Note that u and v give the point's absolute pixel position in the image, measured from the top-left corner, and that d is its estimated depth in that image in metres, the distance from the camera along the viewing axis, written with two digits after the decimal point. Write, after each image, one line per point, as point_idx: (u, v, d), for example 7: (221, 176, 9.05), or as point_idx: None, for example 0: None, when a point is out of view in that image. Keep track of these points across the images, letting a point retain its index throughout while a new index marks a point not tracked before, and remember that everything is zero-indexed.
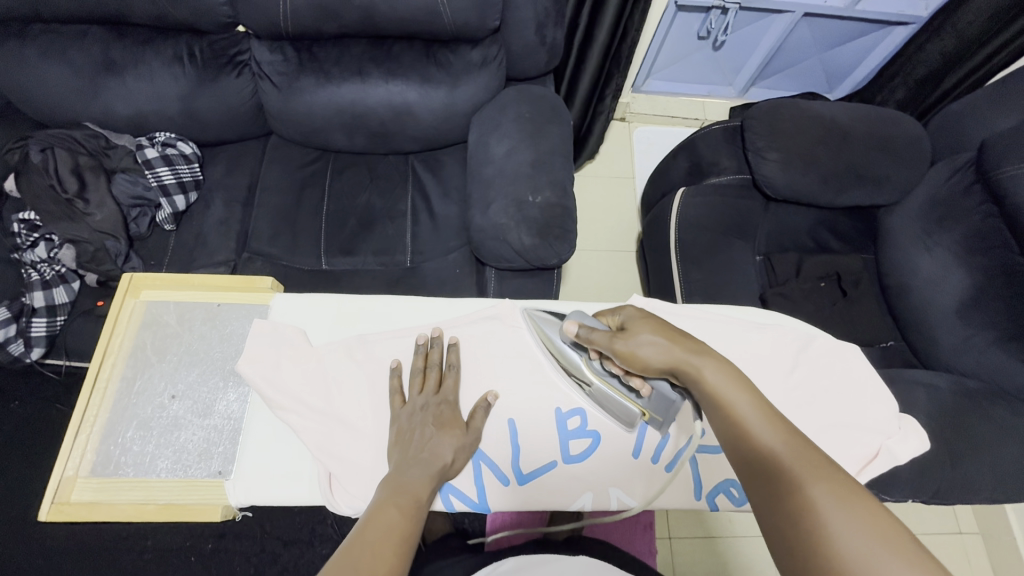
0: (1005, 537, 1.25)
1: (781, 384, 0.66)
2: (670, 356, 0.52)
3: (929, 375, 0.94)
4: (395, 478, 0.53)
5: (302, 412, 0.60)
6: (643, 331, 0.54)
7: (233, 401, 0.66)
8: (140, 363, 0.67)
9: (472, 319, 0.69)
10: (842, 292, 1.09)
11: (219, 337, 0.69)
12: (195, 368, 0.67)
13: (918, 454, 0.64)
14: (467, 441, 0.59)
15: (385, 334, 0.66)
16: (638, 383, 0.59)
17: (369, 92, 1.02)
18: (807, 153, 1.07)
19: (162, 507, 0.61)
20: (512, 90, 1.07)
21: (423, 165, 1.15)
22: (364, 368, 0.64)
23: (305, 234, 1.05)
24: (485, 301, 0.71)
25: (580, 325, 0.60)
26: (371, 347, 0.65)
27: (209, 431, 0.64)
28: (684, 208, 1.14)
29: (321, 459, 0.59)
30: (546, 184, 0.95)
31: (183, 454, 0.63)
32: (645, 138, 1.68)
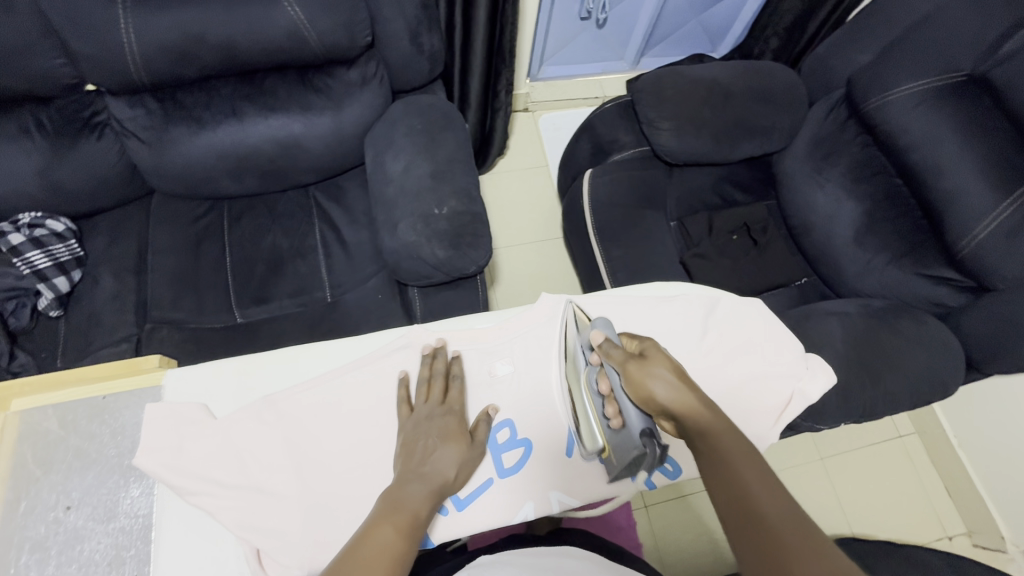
0: (938, 431, 1.36)
1: (696, 353, 0.68)
2: (681, 398, 0.57)
3: (841, 303, 1.01)
4: (395, 491, 0.54)
5: (214, 492, 0.56)
6: (660, 367, 0.58)
7: (138, 496, 0.61)
8: (25, 480, 0.61)
9: (385, 354, 0.66)
10: (753, 241, 1.15)
11: (111, 432, 0.63)
12: (90, 471, 0.62)
13: (829, 389, 0.68)
14: (469, 457, 0.60)
15: (294, 390, 0.62)
16: (611, 410, 0.62)
17: (248, 131, 0.97)
18: (694, 117, 1.11)
19: None
20: (400, 103, 1.04)
21: (325, 195, 1.11)
22: (277, 430, 0.60)
23: (211, 291, 1.00)
24: (393, 332, 0.68)
25: (606, 338, 0.63)
26: (280, 407, 0.61)
27: (116, 535, 0.60)
28: (593, 189, 1.15)
29: (244, 536, 0.56)
30: (449, 193, 0.93)
31: (91, 567, 0.58)
32: (552, 124, 1.69)
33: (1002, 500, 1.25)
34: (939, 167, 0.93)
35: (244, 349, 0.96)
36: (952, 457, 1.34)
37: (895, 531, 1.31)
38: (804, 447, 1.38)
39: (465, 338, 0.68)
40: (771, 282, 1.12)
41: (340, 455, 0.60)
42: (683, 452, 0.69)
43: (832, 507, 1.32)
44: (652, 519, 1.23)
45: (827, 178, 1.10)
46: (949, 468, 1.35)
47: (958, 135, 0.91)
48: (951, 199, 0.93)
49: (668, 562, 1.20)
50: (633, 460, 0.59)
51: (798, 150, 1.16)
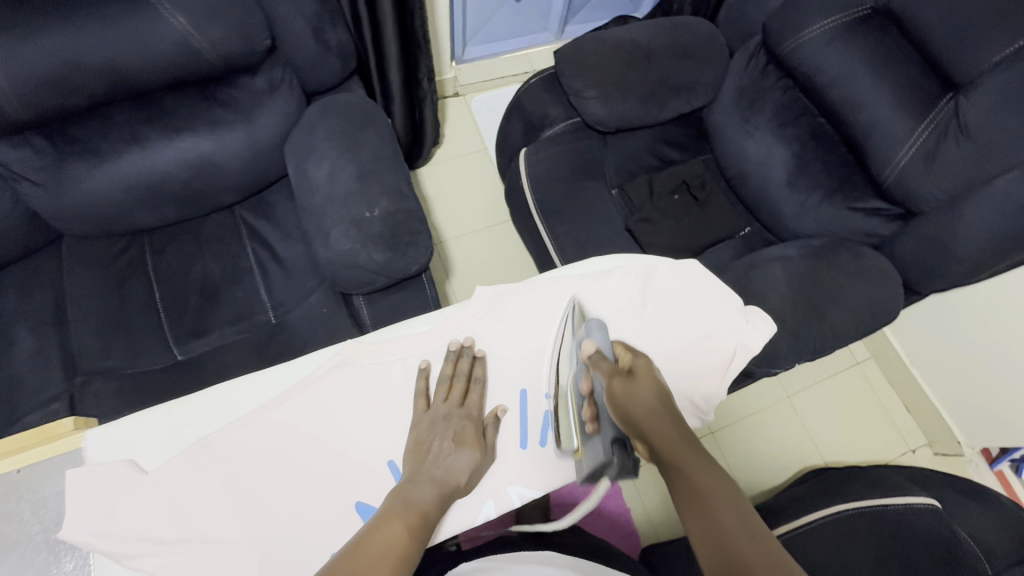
0: (890, 353, 1.42)
1: (637, 324, 0.68)
2: (661, 418, 0.58)
3: (784, 247, 1.02)
4: (406, 489, 0.55)
5: (157, 551, 0.53)
6: (645, 388, 0.59)
7: (74, 568, 0.58)
8: None
9: (319, 376, 0.61)
10: (694, 198, 1.16)
11: (33, 508, 0.59)
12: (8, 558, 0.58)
13: (768, 337, 0.70)
14: (480, 463, 0.61)
15: (228, 430, 0.58)
16: (588, 414, 0.60)
17: (155, 158, 0.91)
18: (620, 82, 1.09)
19: None
20: (316, 106, 0.99)
21: (252, 213, 1.05)
22: (214, 475, 0.56)
23: (144, 331, 0.94)
24: (325, 350, 0.63)
25: (598, 351, 0.61)
26: (217, 450, 0.57)
27: None
28: (529, 168, 1.14)
29: None
30: (379, 194, 0.90)
31: None
32: (485, 106, 1.65)
33: (955, 408, 1.32)
34: (856, 101, 0.96)
35: (189, 386, 0.91)
36: (906, 375, 1.40)
37: (862, 453, 1.37)
38: (770, 389, 1.43)
39: (398, 345, 0.64)
40: (715, 236, 1.13)
41: (285, 489, 0.57)
42: None
43: (803, 441, 1.38)
44: (636, 483, 1.26)
45: (756, 125, 1.10)
46: (905, 387, 1.41)
47: (869, 68, 0.93)
48: (872, 130, 0.95)
49: (657, 521, 1.23)
50: (600, 467, 0.59)
51: (725, 101, 1.16)
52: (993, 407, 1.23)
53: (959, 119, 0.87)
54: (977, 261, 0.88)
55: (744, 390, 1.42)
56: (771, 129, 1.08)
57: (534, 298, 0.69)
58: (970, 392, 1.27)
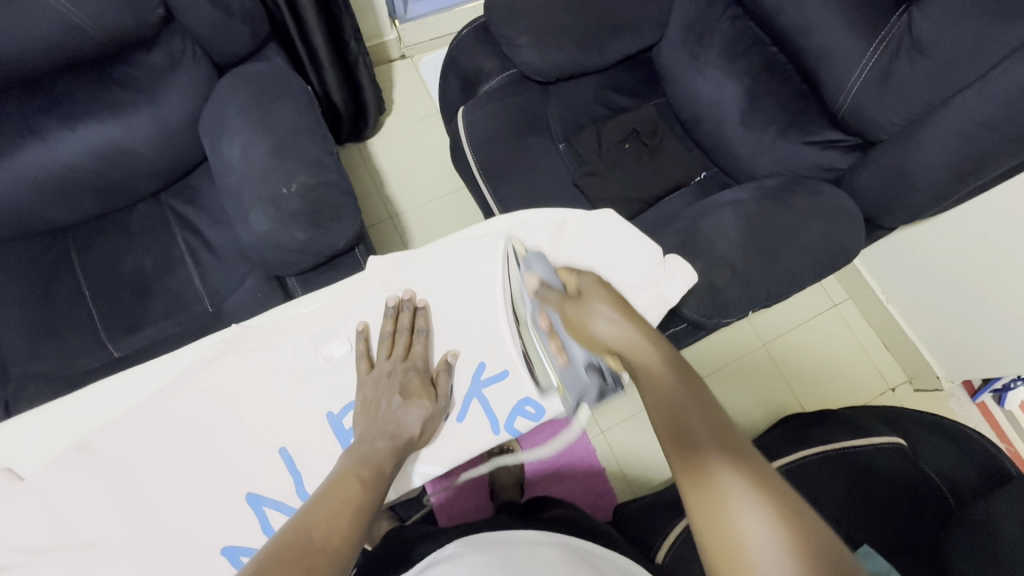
0: (867, 292, 1.38)
1: None
2: (623, 332, 0.56)
3: (736, 191, 0.96)
4: (359, 446, 0.55)
5: (35, 559, 0.51)
6: (599, 305, 0.58)
7: None
8: None
9: (200, 367, 0.58)
10: (645, 145, 1.09)
11: None
12: None
13: (685, 290, 0.68)
14: (435, 412, 0.60)
15: (106, 430, 0.55)
16: (555, 347, 0.61)
17: (58, 149, 0.86)
18: (554, 25, 1.02)
19: None
20: (227, 79, 0.93)
21: (179, 199, 1.00)
22: (93, 478, 0.54)
23: (74, 330, 0.91)
24: (210, 338, 0.60)
25: (541, 282, 0.61)
26: (97, 451, 0.55)
27: None
28: (468, 129, 1.07)
29: None
30: (296, 168, 0.84)
31: None
32: (433, 67, 1.57)
33: (930, 343, 1.29)
34: (806, 24, 0.88)
35: None
36: (884, 313, 1.36)
37: (839, 395, 1.35)
38: (744, 337, 1.39)
39: (285, 326, 0.60)
40: (668, 184, 1.07)
41: (173, 485, 0.55)
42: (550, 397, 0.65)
43: (780, 388, 1.35)
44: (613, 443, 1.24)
45: (705, 62, 1.02)
46: (885, 326, 1.37)
47: None
48: (824, 54, 0.88)
49: (633, 478, 1.23)
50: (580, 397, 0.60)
51: (672, 39, 1.07)
52: (969, 343, 1.18)
53: (912, 35, 0.79)
54: (939, 188, 0.82)
55: (717, 340, 1.39)
56: (722, 65, 1.00)
57: (435, 263, 0.66)
58: (946, 328, 1.22)
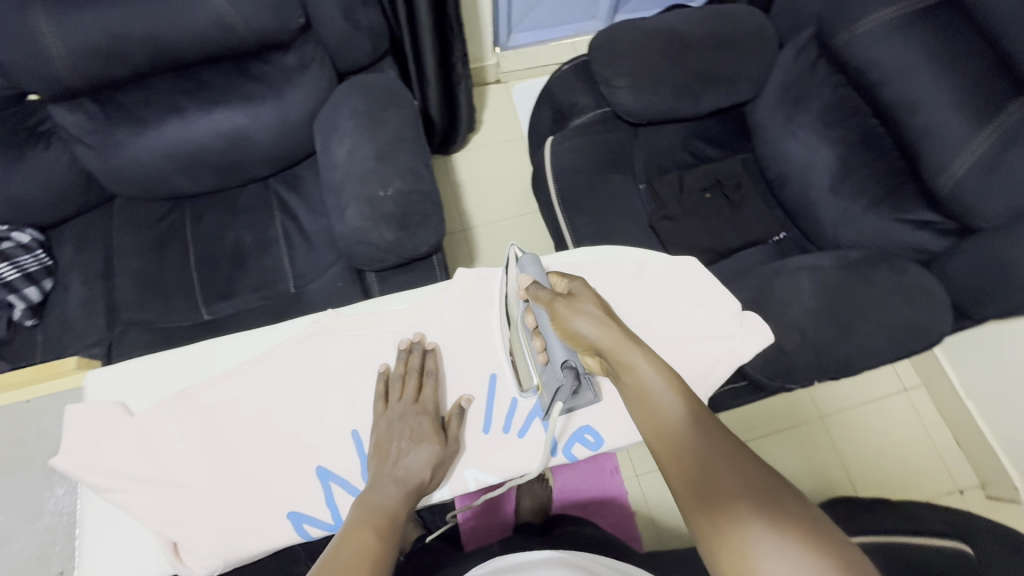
0: (943, 382, 1.29)
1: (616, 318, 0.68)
2: (607, 333, 0.58)
3: (814, 256, 0.94)
4: (368, 495, 0.56)
5: (128, 487, 0.57)
6: (587, 305, 0.60)
7: (63, 495, 0.61)
8: None
9: (296, 342, 0.64)
10: (726, 198, 1.09)
11: (35, 435, 0.62)
12: (14, 475, 0.61)
13: (760, 348, 0.67)
14: (444, 455, 0.61)
15: (208, 383, 0.61)
16: (537, 344, 0.62)
17: (193, 127, 0.96)
18: (652, 72, 1.05)
19: None
20: (345, 85, 1.02)
21: (283, 186, 1.10)
22: (190, 423, 0.60)
23: (176, 289, 1.01)
24: (306, 319, 0.66)
25: (534, 282, 0.63)
26: (195, 400, 0.61)
27: (43, 533, 0.59)
28: (555, 158, 1.11)
29: (158, 529, 0.56)
30: (393, 174, 0.91)
31: (19, 566, 0.58)
32: (526, 94, 1.64)
33: (1010, 449, 1.19)
34: (911, 102, 0.87)
35: None
36: (960, 409, 1.27)
37: (900, 487, 1.26)
38: (800, 406, 1.33)
39: (376, 319, 0.66)
40: (745, 239, 1.07)
41: (255, 445, 0.60)
42: (606, 424, 0.66)
43: (834, 467, 1.27)
44: (646, 488, 1.23)
45: (800, 124, 1.02)
46: (958, 422, 1.28)
47: (929, 63, 0.84)
48: (926, 134, 0.86)
49: (662, 530, 1.20)
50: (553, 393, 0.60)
51: (769, 97, 1.08)
52: None
53: None
54: None
55: (772, 404, 1.34)
56: (817, 129, 1.00)
57: None
58: None
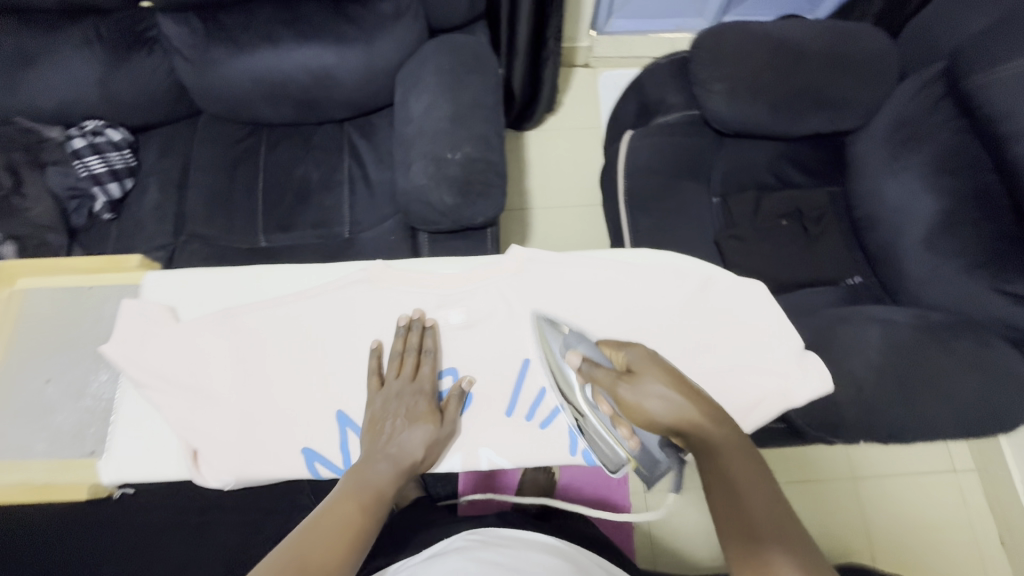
0: (1001, 472, 1.19)
1: (666, 332, 0.65)
2: (679, 411, 0.53)
3: (889, 309, 0.87)
4: (362, 469, 0.56)
5: (165, 390, 0.60)
6: (653, 382, 0.54)
7: (106, 381, 0.65)
8: (12, 348, 0.66)
9: (342, 284, 0.64)
10: (804, 229, 1.02)
11: (94, 320, 0.67)
12: (68, 353, 0.66)
13: (818, 396, 0.61)
14: (439, 438, 0.60)
15: (253, 307, 0.63)
16: (626, 431, 0.59)
17: (283, 58, 0.98)
18: (754, 81, 0.98)
19: (34, 489, 0.60)
20: (435, 42, 1.01)
21: (357, 131, 1.11)
22: (231, 340, 0.62)
23: (241, 212, 1.04)
24: (356, 264, 0.66)
25: (585, 360, 0.59)
26: (238, 321, 0.63)
27: (83, 413, 0.64)
28: (630, 153, 1.07)
29: (184, 435, 0.59)
30: (465, 138, 0.90)
31: (59, 436, 0.62)
32: (612, 82, 1.59)
33: None
34: None
35: None
36: (1013, 505, 1.16)
37: (924, 571, 1.17)
38: (834, 463, 1.25)
39: (424, 280, 0.65)
40: (815, 276, 1.00)
41: (286, 375, 0.62)
42: None
43: (856, 532, 1.20)
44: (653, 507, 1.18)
45: (904, 166, 0.94)
46: (1008, 520, 1.17)
47: None
48: None
49: (660, 552, 1.16)
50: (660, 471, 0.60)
51: (876, 131, 0.99)
52: None
53: None
54: None
55: (804, 452, 1.26)
56: (923, 175, 0.91)
57: (572, 273, 0.66)
58: None
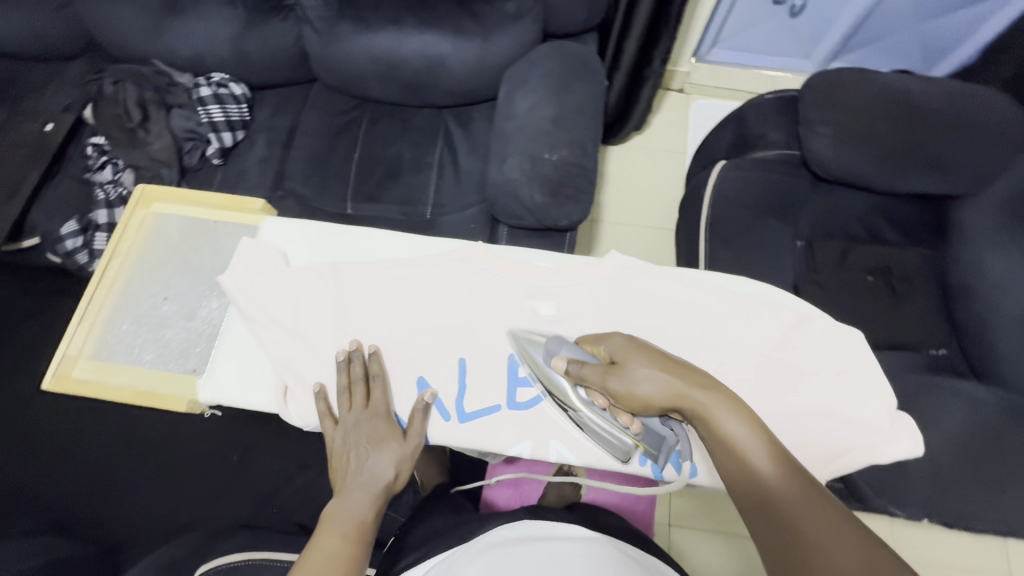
0: None
1: (753, 363, 0.64)
2: (669, 386, 0.53)
3: (975, 387, 0.83)
4: (336, 505, 0.57)
5: (268, 326, 0.64)
6: (637, 363, 0.55)
7: (215, 308, 0.77)
8: (142, 266, 0.79)
9: (442, 259, 0.68)
10: (891, 288, 0.98)
11: (210, 253, 0.79)
12: (183, 278, 0.79)
13: (901, 456, 0.60)
14: (405, 455, 0.60)
15: (358, 265, 0.67)
16: (627, 419, 0.58)
17: (403, 41, 1.02)
18: (864, 130, 0.96)
19: (141, 390, 0.74)
20: (547, 47, 1.04)
21: (455, 120, 1.15)
22: (332, 292, 0.66)
23: (335, 178, 1.10)
24: (456, 242, 0.70)
25: (570, 361, 0.60)
26: (342, 276, 0.67)
27: (190, 332, 0.76)
28: (720, 182, 1.06)
29: (278, 370, 0.63)
30: (564, 142, 0.92)
31: (165, 349, 0.75)
32: (703, 111, 1.57)
33: None
34: None
35: None
36: None
37: None
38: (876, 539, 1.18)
39: (520, 269, 0.68)
40: (894, 340, 0.95)
41: (377, 334, 0.65)
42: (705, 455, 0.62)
43: None
44: (676, 541, 1.11)
45: (1013, 241, 0.89)
46: None
47: None
48: None
49: None
50: (669, 448, 0.59)
51: (988, 201, 0.95)
52: None
53: None
54: None
55: None
56: None
57: (663, 287, 0.67)
58: None
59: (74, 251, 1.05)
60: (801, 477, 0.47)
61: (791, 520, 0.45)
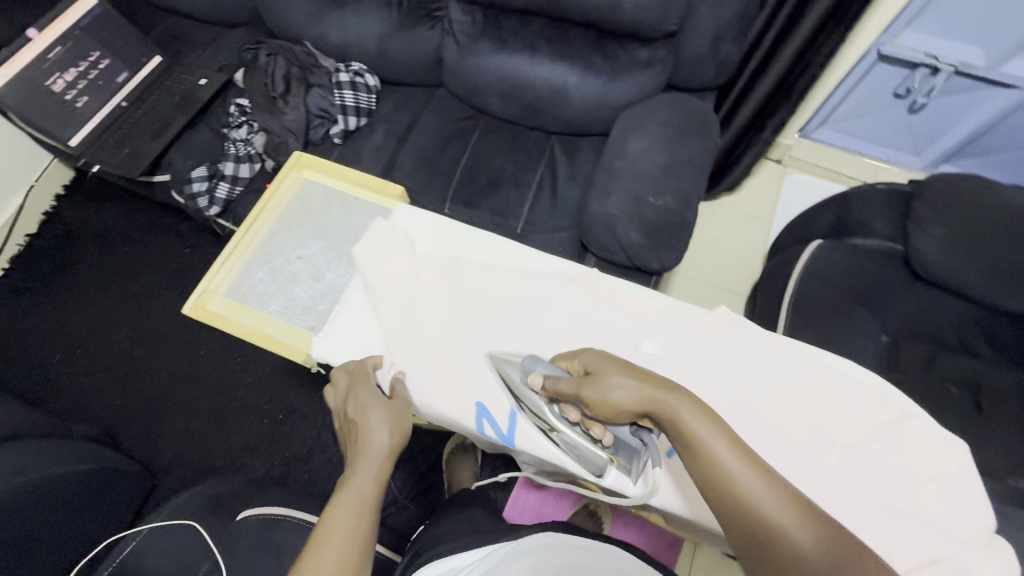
0: None
1: (844, 445, 0.63)
2: (641, 392, 0.53)
3: None
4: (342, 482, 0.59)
5: (387, 303, 0.70)
6: (612, 373, 0.55)
7: (341, 275, 0.83)
8: (286, 224, 0.88)
9: (558, 277, 0.73)
10: (977, 405, 0.93)
11: (347, 225, 0.87)
12: (319, 242, 0.86)
13: None
14: (391, 417, 0.62)
15: (480, 266, 0.73)
16: (598, 431, 0.58)
17: (534, 67, 1.09)
18: (972, 240, 0.95)
19: (265, 335, 0.80)
20: (669, 96, 1.08)
21: (561, 146, 1.20)
22: (452, 284, 0.72)
23: (439, 178, 1.16)
24: (574, 265, 0.75)
25: (545, 377, 0.60)
26: (464, 272, 0.73)
27: (316, 292, 0.82)
28: (813, 259, 1.05)
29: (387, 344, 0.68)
30: (670, 189, 0.94)
31: (292, 303, 0.82)
32: (798, 185, 1.57)
33: None
34: None
35: None
36: None
37: None
38: None
39: (630, 303, 0.71)
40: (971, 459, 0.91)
41: (483, 331, 0.70)
42: None
43: None
44: None
45: None
46: None
47: None
48: None
49: None
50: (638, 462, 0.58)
51: None
52: None
53: None
54: None
55: None
56: None
57: (765, 352, 0.68)
58: None
59: (197, 195, 1.15)
60: (782, 482, 0.46)
61: (781, 529, 0.43)
